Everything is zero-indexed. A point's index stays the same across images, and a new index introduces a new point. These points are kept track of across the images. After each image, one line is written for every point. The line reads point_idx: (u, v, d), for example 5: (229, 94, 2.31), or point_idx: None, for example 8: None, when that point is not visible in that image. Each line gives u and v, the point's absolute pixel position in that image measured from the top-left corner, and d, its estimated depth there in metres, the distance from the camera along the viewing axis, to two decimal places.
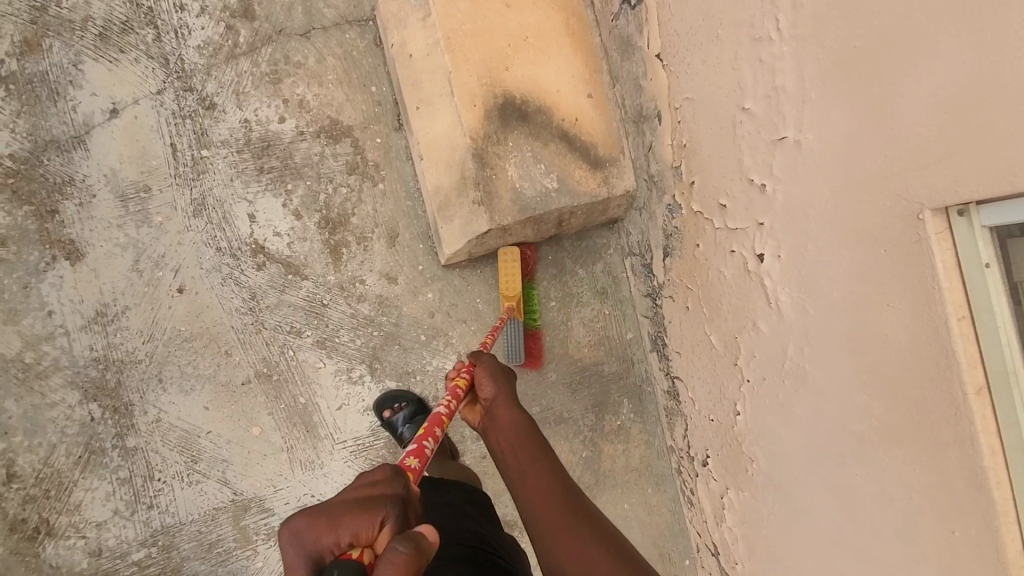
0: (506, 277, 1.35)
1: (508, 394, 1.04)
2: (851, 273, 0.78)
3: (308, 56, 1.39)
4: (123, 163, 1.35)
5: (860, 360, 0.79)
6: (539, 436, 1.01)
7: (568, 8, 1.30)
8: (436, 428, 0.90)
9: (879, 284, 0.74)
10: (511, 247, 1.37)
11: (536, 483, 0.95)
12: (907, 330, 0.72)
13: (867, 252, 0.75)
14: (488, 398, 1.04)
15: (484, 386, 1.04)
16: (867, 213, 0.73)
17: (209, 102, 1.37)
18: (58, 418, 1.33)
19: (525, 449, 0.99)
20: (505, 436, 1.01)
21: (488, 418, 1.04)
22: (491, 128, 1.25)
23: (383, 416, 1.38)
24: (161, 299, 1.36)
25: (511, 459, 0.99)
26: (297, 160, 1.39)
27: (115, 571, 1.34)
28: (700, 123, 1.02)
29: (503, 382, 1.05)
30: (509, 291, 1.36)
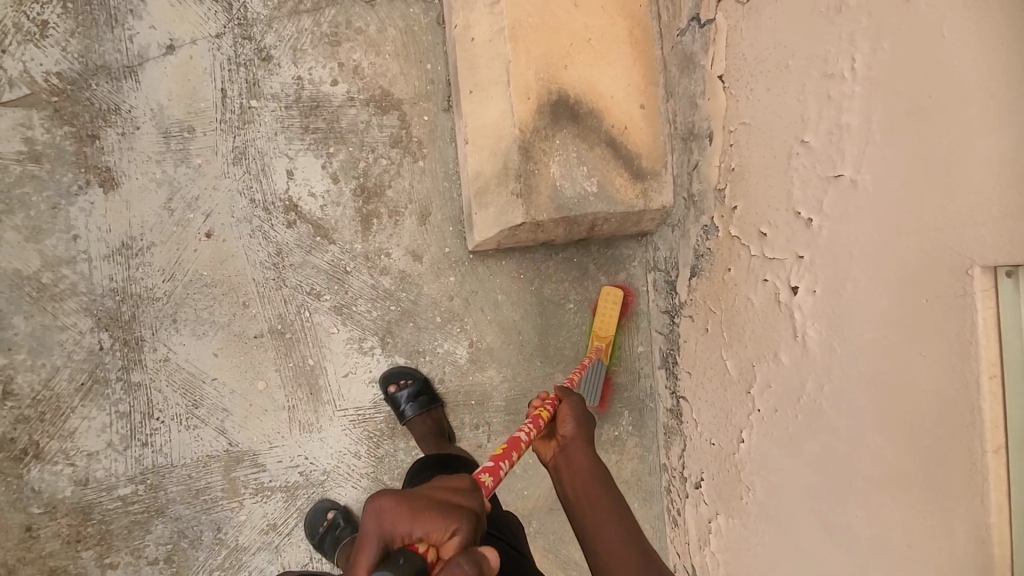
0: (604, 314, 1.46)
1: (586, 437, 1.02)
2: (886, 318, 0.77)
3: (370, 24, 1.40)
4: (171, 100, 1.35)
5: (881, 405, 0.79)
6: (613, 487, 0.99)
7: (634, 17, 1.30)
8: (513, 452, 0.89)
9: (914, 333, 0.73)
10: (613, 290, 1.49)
11: (615, 542, 0.92)
12: (937, 381, 0.71)
13: (907, 299, 0.74)
14: (566, 437, 1.02)
15: (566, 423, 1.02)
16: (915, 260, 0.73)
17: (266, 54, 1.37)
18: (66, 341, 1.33)
19: (598, 499, 0.96)
20: (580, 480, 0.98)
21: (562, 456, 1.01)
22: (541, 123, 1.25)
23: (387, 392, 1.40)
24: (188, 241, 1.36)
25: (584, 507, 0.96)
26: (343, 124, 1.39)
27: (99, 502, 1.34)
28: (752, 150, 1.02)
29: (583, 423, 1.03)
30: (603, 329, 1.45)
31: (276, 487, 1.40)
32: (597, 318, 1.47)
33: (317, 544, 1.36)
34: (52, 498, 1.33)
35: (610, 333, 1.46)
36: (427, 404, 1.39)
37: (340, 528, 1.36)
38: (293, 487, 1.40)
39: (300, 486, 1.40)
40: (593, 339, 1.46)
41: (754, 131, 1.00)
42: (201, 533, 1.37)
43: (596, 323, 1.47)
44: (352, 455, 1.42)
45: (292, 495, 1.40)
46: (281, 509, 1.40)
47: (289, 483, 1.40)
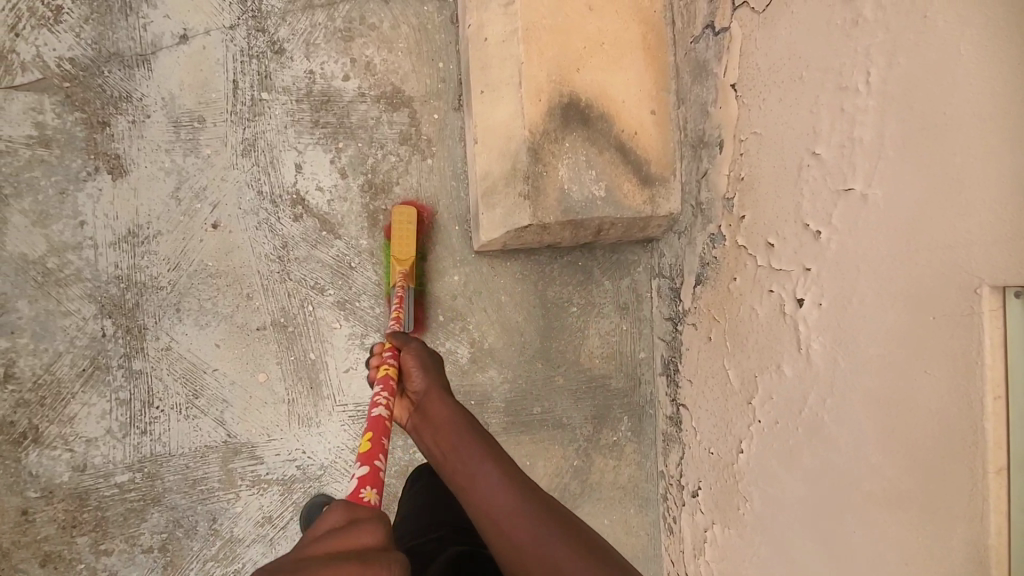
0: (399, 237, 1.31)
1: (436, 383, 0.95)
2: (891, 335, 0.77)
3: (383, 21, 1.40)
4: (183, 89, 1.35)
5: (882, 422, 0.78)
6: (478, 429, 0.91)
7: (648, 22, 1.29)
8: (382, 438, 0.82)
9: (919, 349, 0.73)
10: (404, 207, 1.35)
11: (486, 483, 0.83)
12: (942, 400, 0.71)
13: (913, 316, 0.74)
14: (420, 393, 0.95)
15: (413, 376, 0.96)
16: (923, 277, 0.72)
17: (279, 47, 1.37)
18: (69, 327, 1.33)
19: (464, 442, 0.88)
20: (443, 432, 0.91)
21: (419, 413, 0.95)
22: (551, 126, 1.25)
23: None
24: (194, 231, 1.36)
25: (451, 458, 0.88)
26: (353, 120, 1.39)
27: (96, 489, 1.34)
28: (761, 160, 1.01)
29: (433, 372, 0.97)
30: (402, 254, 1.31)
31: (273, 479, 1.40)
32: (393, 244, 1.32)
33: None
34: (50, 483, 1.33)
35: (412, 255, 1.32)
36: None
37: None
38: (290, 480, 1.40)
39: (296, 480, 1.40)
40: (393, 267, 1.31)
41: (765, 142, 1.00)
42: (197, 523, 1.38)
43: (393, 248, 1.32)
44: (350, 451, 1.42)
45: (289, 489, 1.40)
46: (277, 502, 1.40)
47: (286, 477, 1.40)
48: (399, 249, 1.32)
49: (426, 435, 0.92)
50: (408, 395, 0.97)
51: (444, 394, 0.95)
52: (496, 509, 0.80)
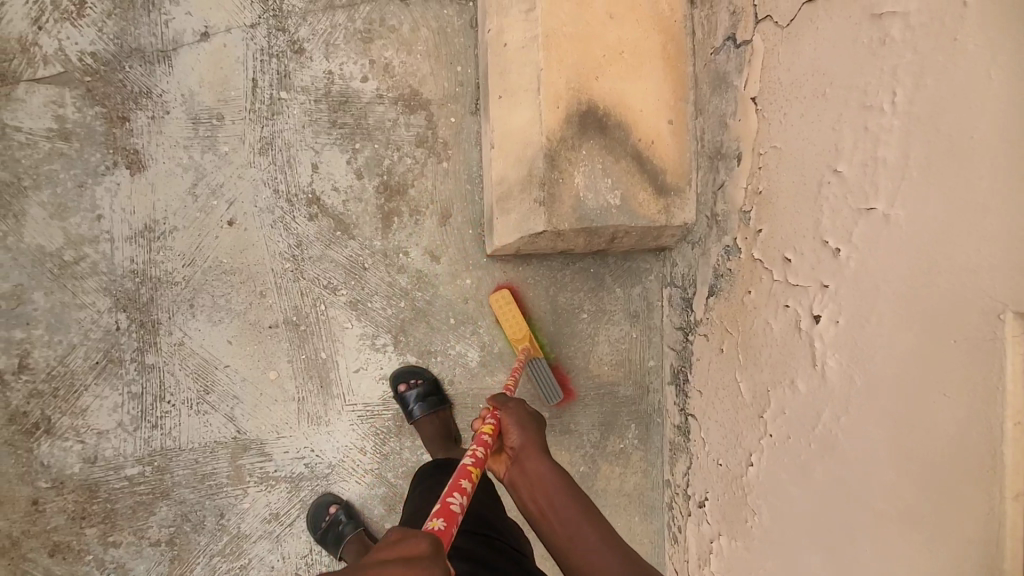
0: (509, 321, 1.38)
1: (534, 440, 0.96)
2: (910, 355, 0.77)
3: (403, 23, 1.40)
4: (203, 87, 1.36)
5: (899, 442, 0.78)
6: (577, 490, 0.90)
7: (669, 32, 1.29)
8: (463, 481, 0.80)
9: (938, 372, 0.73)
10: (499, 292, 1.42)
11: (585, 547, 0.84)
12: (959, 423, 0.70)
13: (934, 338, 0.73)
14: (516, 448, 0.95)
15: (510, 433, 0.96)
16: (945, 299, 0.72)
17: (299, 46, 1.38)
18: (84, 320, 1.34)
19: (567, 511, 0.87)
20: (541, 492, 0.90)
21: (515, 469, 0.94)
22: (568, 133, 1.25)
23: (395, 392, 1.40)
24: (209, 228, 1.37)
25: (552, 521, 0.88)
26: (370, 121, 1.40)
27: (106, 481, 1.36)
28: (780, 174, 1.01)
29: (529, 428, 0.97)
30: (517, 333, 1.38)
31: (282, 477, 1.41)
32: (506, 327, 1.39)
33: (320, 539, 1.37)
34: (60, 473, 1.34)
35: (524, 331, 1.39)
36: (435, 404, 1.39)
37: (342, 523, 1.37)
38: (297, 478, 1.41)
39: (304, 478, 1.41)
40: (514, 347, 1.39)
41: (784, 156, 1.00)
42: (204, 518, 1.39)
43: (508, 331, 1.40)
44: (358, 451, 1.43)
45: (296, 487, 1.41)
46: (284, 499, 1.41)
47: (294, 474, 1.41)
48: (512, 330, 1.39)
49: (522, 492, 0.92)
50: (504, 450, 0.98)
51: (541, 450, 0.95)
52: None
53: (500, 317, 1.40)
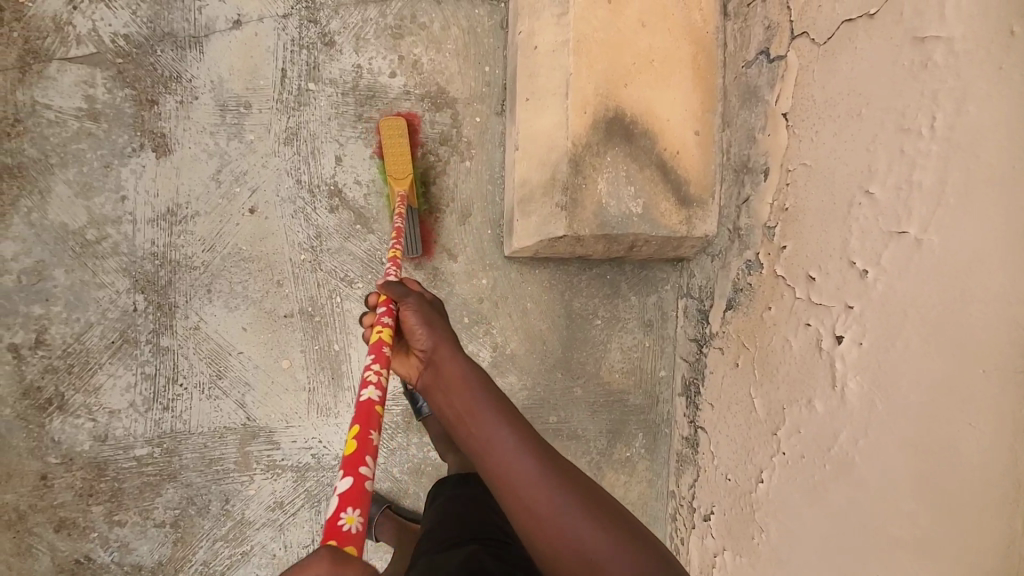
0: (392, 155, 1.29)
1: (441, 337, 0.84)
2: (936, 383, 0.76)
3: (434, 20, 1.40)
4: (232, 74, 1.36)
5: (919, 468, 0.77)
6: (491, 387, 0.79)
7: (701, 42, 1.29)
8: (370, 432, 0.68)
9: (963, 400, 0.72)
10: (393, 121, 1.34)
11: (497, 445, 0.72)
12: (986, 455, 0.70)
13: (962, 367, 0.73)
14: (426, 351, 0.84)
15: (417, 334, 0.84)
16: (976, 329, 0.71)
17: (329, 39, 1.38)
18: (103, 299, 1.35)
19: (478, 409, 0.76)
20: (457, 396, 0.79)
21: (429, 374, 0.83)
22: (594, 139, 1.26)
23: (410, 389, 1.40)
24: (231, 214, 1.37)
25: (465, 423, 0.77)
26: (396, 117, 1.40)
27: (115, 460, 1.36)
28: (808, 192, 1.01)
29: (437, 326, 0.84)
30: (398, 170, 1.29)
31: (288, 466, 1.41)
32: (389, 159, 1.30)
33: None
34: (70, 450, 1.35)
35: (406, 171, 1.29)
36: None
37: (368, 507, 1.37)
38: (304, 468, 1.42)
39: (310, 468, 1.42)
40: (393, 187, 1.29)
41: (814, 174, 0.99)
42: (210, 502, 1.39)
43: (389, 164, 1.30)
44: None
45: (302, 476, 1.42)
46: (290, 488, 1.41)
47: (300, 464, 1.42)
48: (393, 165, 1.30)
49: (438, 396, 0.82)
50: (415, 353, 0.86)
51: (453, 350, 0.83)
52: (511, 478, 0.69)
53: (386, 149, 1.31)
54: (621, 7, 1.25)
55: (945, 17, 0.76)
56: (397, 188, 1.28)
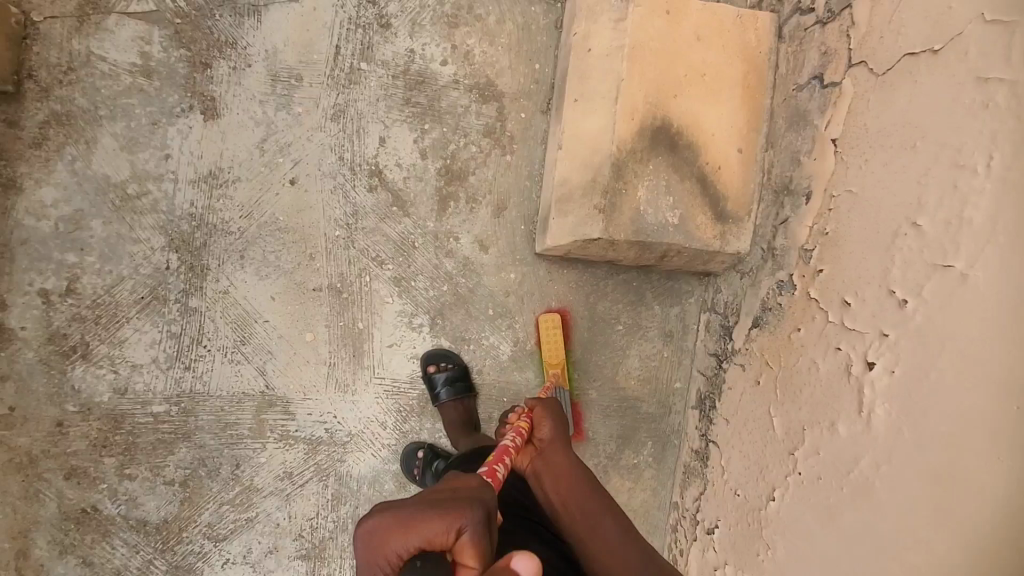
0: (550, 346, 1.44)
1: (566, 443, 1.01)
2: (962, 415, 0.77)
3: (490, 13, 1.42)
4: (287, 46, 1.37)
5: (937, 496, 0.79)
6: (598, 489, 0.97)
7: (753, 61, 1.31)
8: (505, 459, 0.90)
9: (991, 434, 0.73)
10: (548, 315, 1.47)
11: (608, 534, 0.90)
12: (1006, 487, 0.71)
13: (988, 401, 0.74)
14: (549, 446, 1.00)
15: (543, 425, 1.02)
16: (999, 363, 0.73)
17: (386, 21, 1.39)
18: (137, 254, 1.36)
19: (590, 503, 0.93)
20: (567, 486, 0.95)
21: (542, 461, 0.98)
22: (639, 146, 1.28)
23: (426, 372, 1.42)
24: (271, 184, 1.38)
25: (574, 512, 0.92)
26: (443, 104, 1.41)
27: (132, 414, 1.38)
28: (852, 219, 1.03)
29: (563, 433, 1.02)
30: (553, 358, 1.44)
31: (301, 437, 1.43)
32: (546, 346, 1.45)
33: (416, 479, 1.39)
34: (89, 400, 1.36)
35: (558, 361, 1.45)
36: (463, 390, 1.42)
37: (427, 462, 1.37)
38: (316, 441, 1.44)
39: (323, 442, 1.44)
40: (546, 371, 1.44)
41: (860, 203, 1.01)
42: (220, 465, 1.41)
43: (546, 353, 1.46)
44: (378, 424, 1.46)
45: (314, 449, 1.44)
46: (300, 459, 1.43)
47: (313, 437, 1.44)
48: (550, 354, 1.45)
49: (547, 482, 0.95)
50: (531, 442, 1.02)
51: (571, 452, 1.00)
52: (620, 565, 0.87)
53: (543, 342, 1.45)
54: (679, 19, 1.27)
55: (1011, 61, 0.76)
56: (551, 372, 1.44)
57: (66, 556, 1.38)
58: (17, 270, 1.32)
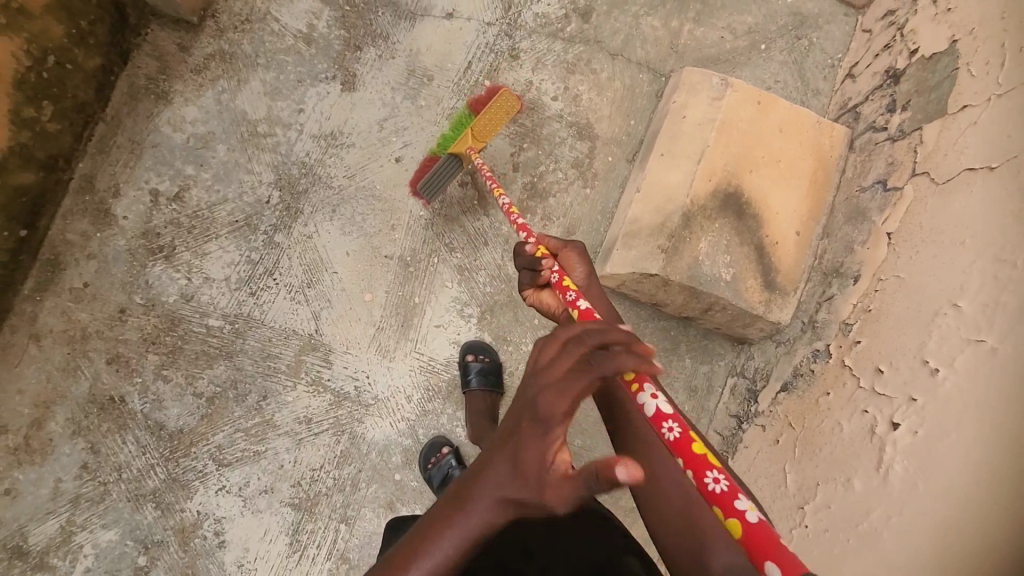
0: (491, 125, 1.32)
1: (592, 276, 1.06)
2: (973, 471, 0.87)
3: (604, 70, 1.62)
4: (428, 51, 1.56)
5: (939, 542, 0.87)
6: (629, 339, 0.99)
7: (823, 163, 1.49)
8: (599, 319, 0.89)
9: (997, 487, 0.82)
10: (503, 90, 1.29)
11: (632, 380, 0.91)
12: (1003, 535, 0.79)
13: (998, 458, 0.83)
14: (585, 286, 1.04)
15: (576, 271, 1.06)
16: (1009, 424, 0.83)
17: (515, 52, 1.59)
18: (246, 183, 1.49)
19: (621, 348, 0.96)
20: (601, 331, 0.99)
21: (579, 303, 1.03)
22: (711, 205, 1.43)
23: (462, 359, 1.50)
24: (378, 156, 1.54)
25: None
26: (543, 132, 1.59)
27: (189, 321, 1.46)
28: (896, 300, 1.15)
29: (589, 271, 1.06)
30: (482, 138, 1.35)
31: (331, 387, 1.51)
32: (482, 115, 1.31)
33: (428, 478, 1.45)
34: (156, 297, 1.45)
35: (486, 136, 1.34)
36: (494, 381, 1.48)
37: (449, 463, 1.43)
38: (342, 396, 1.51)
39: (348, 399, 1.51)
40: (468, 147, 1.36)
41: (906, 287, 1.14)
42: (249, 392, 1.48)
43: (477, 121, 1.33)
44: (404, 395, 1.53)
45: (338, 403, 1.50)
46: (324, 407, 1.50)
47: (340, 392, 1.51)
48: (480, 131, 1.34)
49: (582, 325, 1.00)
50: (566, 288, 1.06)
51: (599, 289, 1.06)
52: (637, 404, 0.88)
53: (485, 115, 1.31)
54: (767, 111, 1.47)
55: None
56: (467, 143, 1.35)
57: (77, 438, 1.42)
58: (139, 166, 1.45)
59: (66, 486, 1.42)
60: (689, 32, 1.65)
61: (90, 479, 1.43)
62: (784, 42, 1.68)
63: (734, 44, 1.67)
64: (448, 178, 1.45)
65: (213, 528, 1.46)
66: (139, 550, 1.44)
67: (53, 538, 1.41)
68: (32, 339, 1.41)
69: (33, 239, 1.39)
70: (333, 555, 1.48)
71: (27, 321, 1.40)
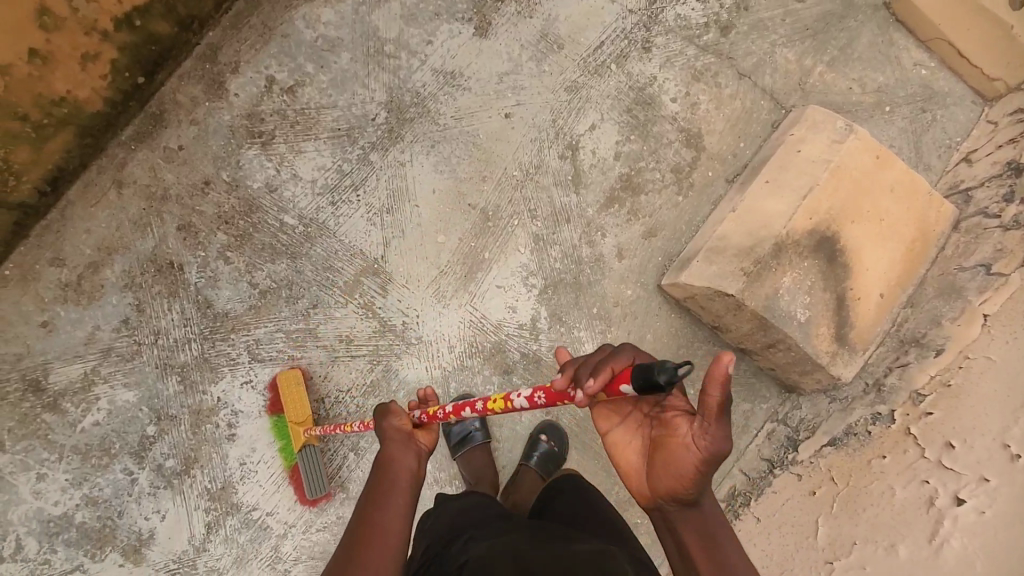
0: (291, 403, 1.40)
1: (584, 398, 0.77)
2: None
3: (728, 87, 1.61)
4: (566, 21, 1.57)
5: None
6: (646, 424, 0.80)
7: (927, 232, 1.46)
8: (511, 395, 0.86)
9: None
10: (285, 372, 1.42)
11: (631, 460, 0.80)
12: None
13: None
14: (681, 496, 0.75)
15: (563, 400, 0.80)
16: None
17: (648, 46, 1.60)
18: (359, 96, 1.50)
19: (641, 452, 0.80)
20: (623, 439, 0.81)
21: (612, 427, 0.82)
22: (805, 243, 1.41)
23: (534, 433, 1.48)
24: (490, 107, 1.54)
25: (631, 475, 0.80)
26: (653, 129, 1.59)
27: (266, 211, 1.46)
28: (982, 379, 1.12)
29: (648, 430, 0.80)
30: (298, 415, 1.40)
31: (380, 316, 1.49)
32: (286, 408, 1.40)
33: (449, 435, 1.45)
34: (242, 178, 1.46)
35: (305, 415, 1.40)
36: (550, 473, 1.45)
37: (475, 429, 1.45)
38: (388, 327, 1.49)
39: (392, 332, 1.49)
40: (296, 431, 1.39)
41: (996, 368, 1.10)
42: (301, 296, 1.47)
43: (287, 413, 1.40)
44: (446, 344, 1.51)
45: (382, 333, 1.49)
46: (368, 333, 1.49)
47: (387, 323, 1.49)
48: (295, 412, 1.40)
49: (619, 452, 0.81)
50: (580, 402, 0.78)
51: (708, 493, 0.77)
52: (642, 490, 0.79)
53: (286, 404, 1.40)
54: (885, 166, 1.45)
55: None
56: (298, 431, 1.39)
57: (126, 292, 1.42)
58: (264, 51, 1.46)
59: (101, 335, 1.41)
60: (820, 73, 1.64)
61: (127, 335, 1.42)
62: (910, 109, 1.65)
63: (861, 97, 1.65)
64: (320, 483, 1.41)
65: (227, 420, 1.44)
66: (151, 419, 1.42)
67: (73, 383, 1.40)
68: (114, 184, 1.42)
69: (146, 89, 1.41)
70: (333, 481, 1.46)
71: (116, 166, 1.42)
